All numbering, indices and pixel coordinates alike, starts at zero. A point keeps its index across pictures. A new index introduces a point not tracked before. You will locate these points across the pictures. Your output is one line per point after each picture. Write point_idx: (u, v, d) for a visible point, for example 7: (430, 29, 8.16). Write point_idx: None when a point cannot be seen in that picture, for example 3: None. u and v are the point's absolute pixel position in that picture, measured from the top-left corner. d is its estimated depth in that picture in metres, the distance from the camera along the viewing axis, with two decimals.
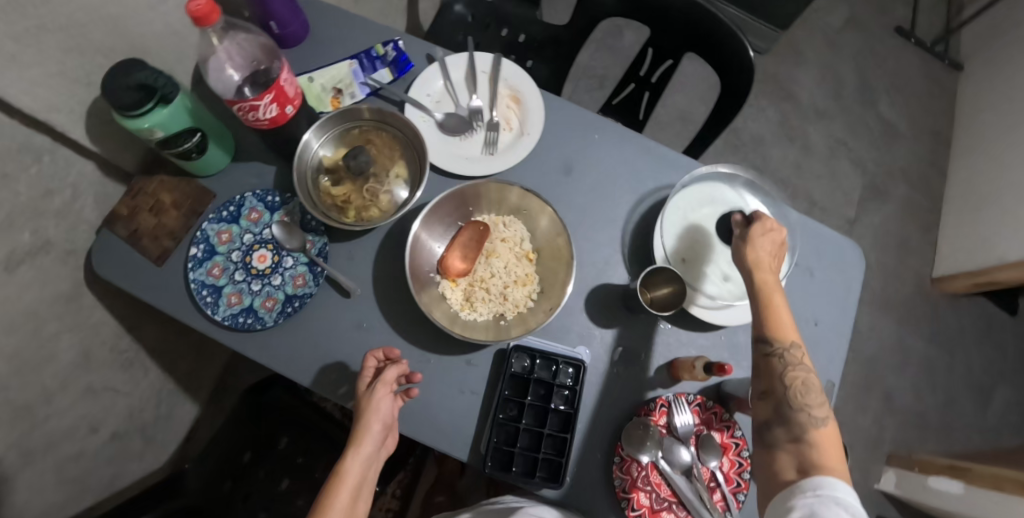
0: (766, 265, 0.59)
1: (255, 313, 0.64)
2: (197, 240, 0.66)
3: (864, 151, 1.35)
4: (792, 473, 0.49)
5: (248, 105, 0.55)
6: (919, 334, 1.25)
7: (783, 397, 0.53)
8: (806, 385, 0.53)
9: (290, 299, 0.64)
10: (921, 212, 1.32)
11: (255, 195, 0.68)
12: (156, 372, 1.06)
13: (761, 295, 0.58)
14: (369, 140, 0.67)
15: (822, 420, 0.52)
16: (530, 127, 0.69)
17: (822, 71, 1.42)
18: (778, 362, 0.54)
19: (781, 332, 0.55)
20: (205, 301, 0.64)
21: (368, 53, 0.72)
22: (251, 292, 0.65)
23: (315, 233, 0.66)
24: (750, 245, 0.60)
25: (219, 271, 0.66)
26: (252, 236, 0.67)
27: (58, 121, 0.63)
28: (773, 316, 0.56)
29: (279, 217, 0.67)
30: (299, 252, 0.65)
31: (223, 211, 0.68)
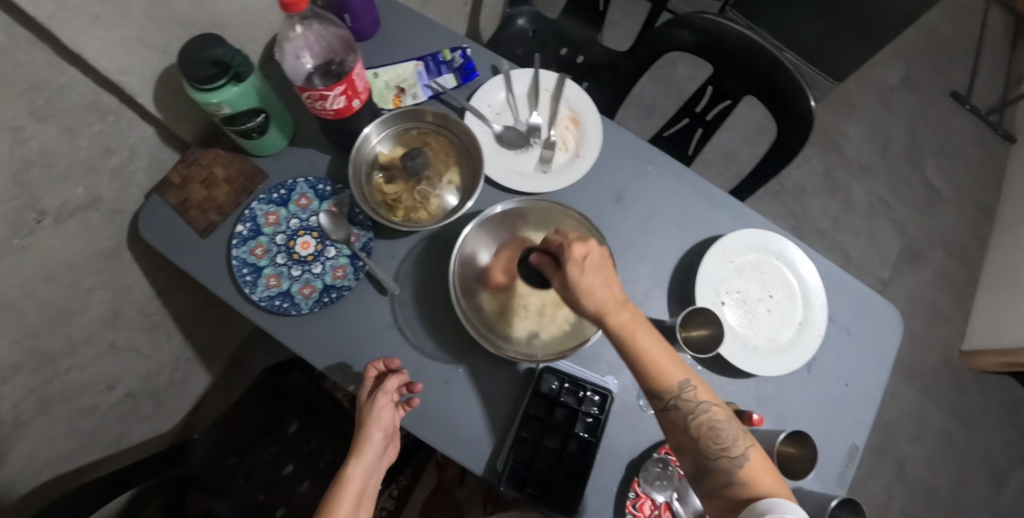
0: (613, 313, 0.51)
1: (291, 298, 0.64)
2: (245, 218, 0.67)
3: (906, 213, 1.33)
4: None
5: (318, 95, 0.55)
6: (940, 407, 1.22)
7: (697, 448, 0.53)
8: (713, 428, 0.52)
9: (327, 289, 0.64)
10: (958, 282, 1.29)
11: (307, 182, 0.69)
12: (177, 339, 1.07)
13: (629, 350, 0.53)
14: (426, 142, 0.67)
15: (740, 456, 0.51)
16: (587, 150, 0.70)
17: (872, 128, 1.41)
18: (678, 417, 0.53)
19: (666, 382, 0.53)
20: (244, 279, 0.65)
21: (435, 57, 0.73)
22: (290, 277, 0.65)
23: (361, 227, 0.66)
24: (580, 297, 0.51)
25: (262, 251, 0.67)
26: (299, 221, 0.68)
27: (129, 84, 0.65)
28: (650, 372, 0.52)
29: (328, 207, 0.68)
30: (342, 244, 0.66)
31: (274, 193, 0.69)
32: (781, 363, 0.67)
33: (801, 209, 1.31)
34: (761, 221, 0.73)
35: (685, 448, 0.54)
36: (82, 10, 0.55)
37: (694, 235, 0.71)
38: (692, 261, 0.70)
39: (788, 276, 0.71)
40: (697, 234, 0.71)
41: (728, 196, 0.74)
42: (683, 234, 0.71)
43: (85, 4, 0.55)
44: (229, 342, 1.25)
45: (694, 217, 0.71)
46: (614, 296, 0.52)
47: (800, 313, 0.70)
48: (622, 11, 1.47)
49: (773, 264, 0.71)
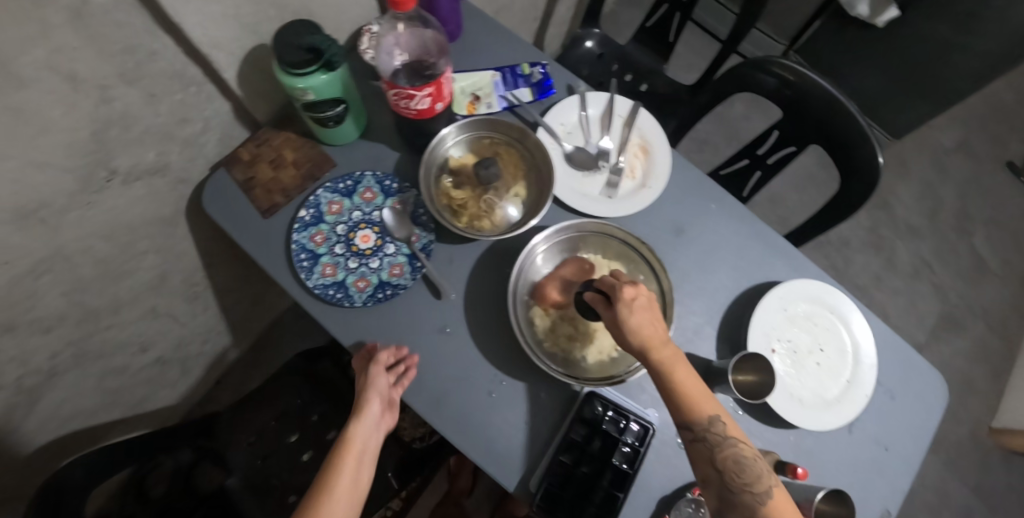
0: (655, 347, 0.53)
1: (345, 289, 0.65)
2: (309, 204, 0.67)
3: (948, 279, 1.31)
4: None
5: (405, 93, 0.56)
6: (962, 481, 1.19)
7: (721, 482, 0.51)
8: (738, 464, 0.51)
9: (383, 285, 0.65)
10: (995, 357, 1.26)
11: (374, 176, 0.70)
12: (213, 311, 1.08)
13: (666, 378, 0.53)
14: (497, 152, 0.68)
15: (764, 496, 0.50)
16: (653, 180, 0.69)
17: (923, 189, 1.39)
18: (704, 449, 0.52)
19: (696, 412, 0.53)
20: (301, 264, 0.65)
21: (514, 70, 0.74)
22: (346, 268, 0.66)
23: (424, 229, 0.67)
24: (627, 328, 0.53)
25: (321, 239, 0.67)
26: (362, 214, 0.68)
27: (218, 59, 0.66)
28: (683, 402, 0.53)
29: (392, 203, 0.68)
30: (402, 242, 0.67)
31: (340, 183, 0.69)
32: (826, 420, 0.66)
33: (843, 262, 1.30)
34: (818, 272, 0.72)
35: (708, 480, 0.52)
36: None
37: (750, 278, 0.70)
38: (746, 305, 0.69)
39: (842, 332, 0.70)
40: (753, 278, 0.70)
41: (789, 244, 0.73)
42: (740, 276, 0.70)
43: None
44: (260, 319, 1.27)
45: (751, 260, 0.71)
46: (657, 333, 0.54)
47: (851, 372, 0.68)
48: (683, 42, 1.48)
49: (829, 318, 0.70)
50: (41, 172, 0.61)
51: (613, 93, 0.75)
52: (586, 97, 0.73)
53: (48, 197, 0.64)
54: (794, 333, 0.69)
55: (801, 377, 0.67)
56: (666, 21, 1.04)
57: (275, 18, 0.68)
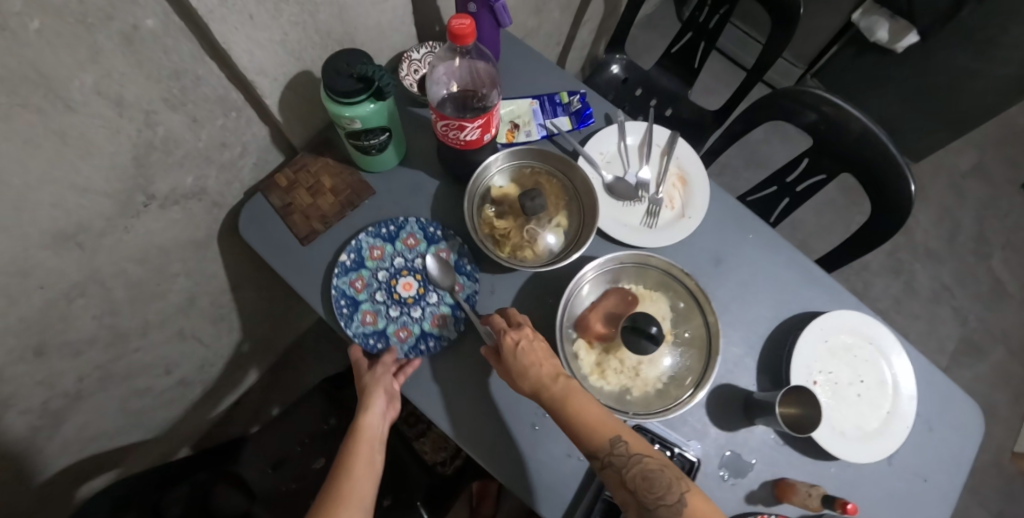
0: (544, 382, 0.55)
1: (387, 338, 0.64)
2: (351, 248, 0.66)
3: (967, 303, 1.31)
4: None
5: (457, 124, 0.56)
6: (985, 507, 1.18)
7: (638, 504, 0.51)
8: (647, 479, 0.51)
9: (424, 335, 0.64)
10: (1016, 381, 1.26)
11: (418, 222, 0.69)
12: (236, 331, 1.07)
13: (561, 414, 0.54)
14: (539, 182, 0.68)
15: (678, 506, 0.50)
16: (692, 210, 0.71)
17: (940, 213, 1.40)
18: (614, 476, 0.52)
19: (598, 440, 0.53)
20: (340, 312, 0.64)
21: (552, 98, 0.75)
22: (387, 317, 0.65)
23: (467, 277, 0.67)
24: (512, 371, 0.55)
25: (361, 284, 0.66)
26: (403, 260, 0.68)
27: (262, 85, 0.66)
28: (581, 432, 0.53)
29: (435, 251, 0.68)
30: (445, 291, 0.66)
31: (382, 228, 0.68)
32: (868, 454, 0.65)
33: (863, 286, 1.30)
34: (856, 303, 0.72)
35: (626, 503, 0.52)
36: (240, 9, 0.56)
37: (790, 310, 0.70)
38: (787, 335, 0.69)
39: (880, 363, 0.69)
40: (792, 309, 0.70)
41: (827, 275, 0.73)
42: (778, 306, 0.70)
43: (243, 4, 0.56)
44: (281, 340, 1.26)
45: (788, 289, 0.71)
46: (546, 369, 0.55)
47: (891, 404, 0.67)
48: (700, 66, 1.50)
49: (868, 350, 0.69)
50: (82, 197, 0.61)
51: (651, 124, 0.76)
52: (625, 126, 0.74)
53: (86, 221, 0.63)
54: (831, 365, 0.68)
55: (842, 411, 0.67)
56: (691, 48, 1.07)
57: (318, 46, 0.68)
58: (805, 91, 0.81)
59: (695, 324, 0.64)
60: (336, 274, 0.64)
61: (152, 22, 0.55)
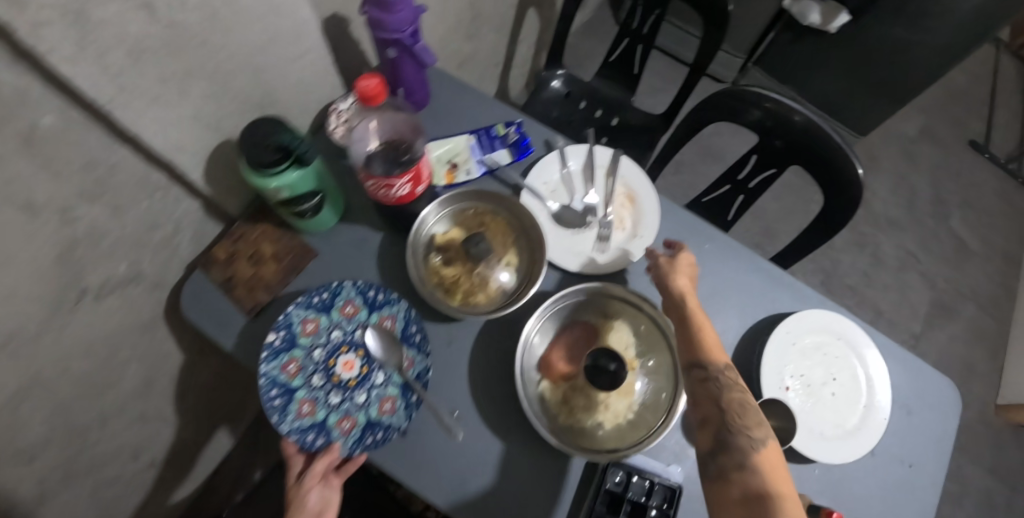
0: (681, 294, 0.59)
1: (327, 432, 0.58)
2: (280, 326, 0.61)
3: (934, 266, 1.33)
4: (737, 494, 0.45)
5: (385, 183, 0.54)
6: (976, 464, 1.21)
7: (723, 422, 0.50)
8: (743, 406, 0.50)
9: (371, 425, 0.59)
10: (989, 336, 1.28)
11: (355, 286, 0.64)
12: (205, 401, 1.03)
13: (695, 318, 0.57)
14: (483, 222, 0.66)
15: (762, 442, 0.47)
16: (643, 229, 0.69)
17: (896, 181, 1.42)
18: (714, 387, 0.52)
19: (711, 353, 0.54)
20: (272, 405, 0.58)
21: (488, 131, 0.73)
22: (327, 405, 0.59)
23: (417, 349, 0.62)
24: (677, 273, 0.61)
25: (295, 368, 0.61)
26: (342, 333, 0.63)
27: (182, 163, 0.63)
28: (704, 339, 0.55)
29: (376, 318, 0.64)
30: (392, 370, 0.62)
31: (315, 298, 0.63)
32: (849, 453, 0.64)
33: (831, 264, 1.32)
34: (818, 299, 0.72)
35: (709, 417, 0.51)
36: (143, 93, 0.53)
37: (755, 316, 0.70)
38: (754, 342, 0.69)
39: (850, 356, 0.69)
40: (756, 314, 0.70)
41: (786, 274, 0.72)
42: (742, 314, 0.70)
43: (145, 87, 0.53)
44: (258, 400, 1.23)
45: (750, 294, 0.70)
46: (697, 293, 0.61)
47: (865, 397, 0.67)
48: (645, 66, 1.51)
49: (837, 346, 0.69)
50: (6, 308, 0.57)
51: (593, 144, 0.75)
52: (566, 153, 0.73)
53: (15, 330, 0.60)
54: (801, 367, 0.68)
55: (819, 415, 0.66)
56: (629, 53, 1.06)
57: (239, 113, 0.66)
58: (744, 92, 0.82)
59: (657, 344, 0.63)
60: (264, 360, 0.59)
61: (50, 119, 0.52)
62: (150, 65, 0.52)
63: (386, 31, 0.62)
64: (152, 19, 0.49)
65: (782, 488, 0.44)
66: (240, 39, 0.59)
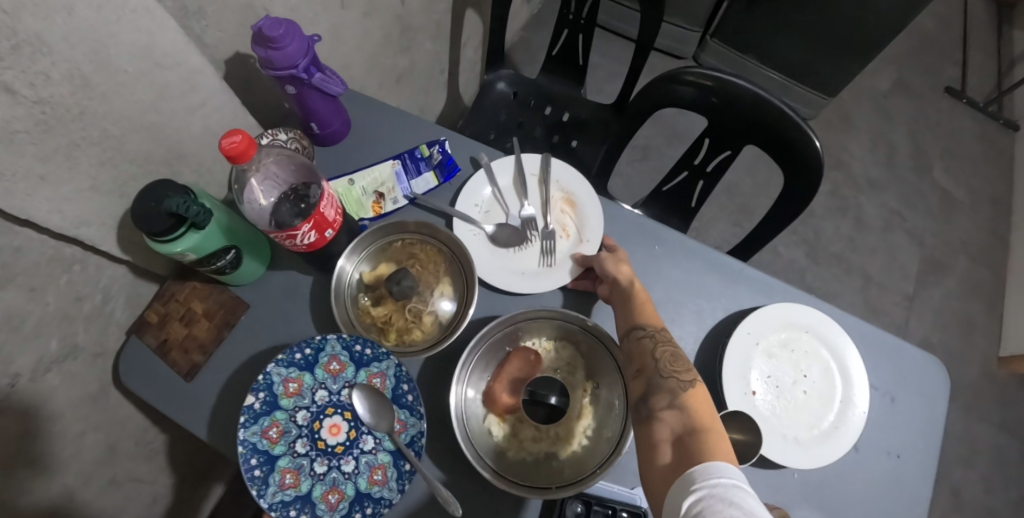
0: (617, 271, 0.59)
1: (312, 507, 0.53)
2: (259, 387, 0.55)
3: (921, 222, 1.28)
4: (667, 434, 0.44)
5: (284, 234, 0.52)
6: (987, 421, 1.17)
7: (654, 369, 0.50)
8: (676, 356, 0.50)
9: (360, 498, 0.53)
10: (985, 288, 1.24)
11: (340, 340, 0.58)
12: (183, 457, 1.01)
13: (634, 288, 0.57)
14: (412, 253, 0.63)
15: (690, 382, 0.47)
16: (588, 233, 0.66)
17: (873, 138, 1.36)
18: (648, 342, 0.52)
19: (649, 316, 0.55)
20: (252, 477, 0.52)
21: (412, 153, 0.70)
22: (312, 474, 0.54)
23: (409, 411, 0.57)
24: (615, 254, 0.61)
25: (277, 433, 0.56)
26: (327, 393, 0.58)
27: (89, 235, 0.60)
28: (642, 302, 0.56)
29: (364, 375, 0.58)
30: (384, 435, 0.56)
31: (298, 354, 0.58)
32: (828, 454, 0.61)
33: (814, 233, 1.26)
34: (780, 290, 0.68)
35: (643, 369, 0.51)
36: (23, 174, 0.49)
37: (713, 317, 0.66)
38: (714, 345, 0.65)
39: (821, 349, 0.65)
40: (715, 314, 0.66)
41: (746, 266, 0.68)
42: (700, 316, 0.66)
43: (27, 168, 0.50)
44: None
45: (706, 292, 0.67)
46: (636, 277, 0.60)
47: (841, 391, 0.63)
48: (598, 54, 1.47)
49: (805, 340, 0.65)
50: None
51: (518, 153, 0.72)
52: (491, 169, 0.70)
53: None
54: (767, 366, 0.64)
55: (791, 416, 0.62)
56: (571, 45, 1.00)
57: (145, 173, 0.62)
58: (666, 86, 0.77)
59: (604, 364, 0.60)
60: (242, 426, 0.54)
61: None
62: (26, 144, 0.49)
63: (278, 69, 0.60)
64: (16, 100, 0.46)
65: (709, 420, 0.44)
66: (124, 99, 0.56)
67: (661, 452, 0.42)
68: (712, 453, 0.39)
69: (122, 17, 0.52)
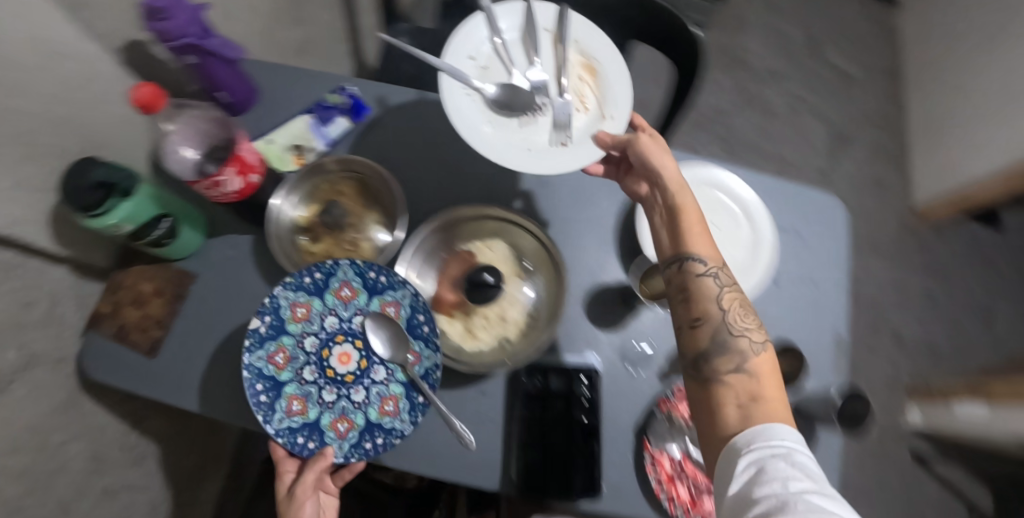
0: (670, 181, 0.60)
1: (321, 434, 0.57)
2: (266, 311, 0.57)
3: (825, 103, 1.38)
4: (731, 407, 0.48)
5: (210, 182, 0.56)
6: (912, 268, 1.30)
7: (721, 319, 0.53)
8: (743, 310, 0.54)
9: (370, 427, 0.58)
10: (888, 151, 1.37)
11: (353, 267, 0.60)
12: (171, 460, 1.01)
13: (686, 221, 0.58)
14: (338, 191, 0.67)
15: (761, 346, 0.52)
16: (610, 108, 0.64)
17: (768, 34, 1.45)
18: (714, 284, 0.54)
19: (711, 251, 0.56)
20: (260, 401, 0.55)
21: (322, 104, 0.72)
22: (320, 402, 0.58)
23: (424, 343, 0.60)
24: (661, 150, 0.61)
25: (283, 359, 0.58)
26: (337, 319, 0.61)
27: (22, 233, 0.60)
28: (703, 233, 0.57)
29: (377, 304, 0.61)
30: (396, 365, 0.60)
31: (306, 279, 0.59)
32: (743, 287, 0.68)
33: (730, 129, 1.34)
34: (683, 159, 0.75)
35: (707, 315, 0.53)
36: None
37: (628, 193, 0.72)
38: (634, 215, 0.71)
39: (725, 200, 0.72)
40: None
41: None
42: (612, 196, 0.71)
43: None
44: (228, 443, 1.21)
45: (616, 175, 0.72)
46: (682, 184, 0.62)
47: (750, 232, 0.71)
48: None
49: (711, 194, 0.73)
50: None
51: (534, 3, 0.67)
52: (497, 21, 0.67)
53: None
54: None
55: None
56: None
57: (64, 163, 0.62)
58: None
59: (531, 250, 0.65)
60: (250, 350, 0.56)
61: None
62: None
63: (173, 40, 0.61)
64: None
65: (775, 389, 0.49)
66: (31, 94, 0.57)
67: (728, 411, 0.48)
68: (779, 422, 0.46)
69: (15, 10, 0.52)
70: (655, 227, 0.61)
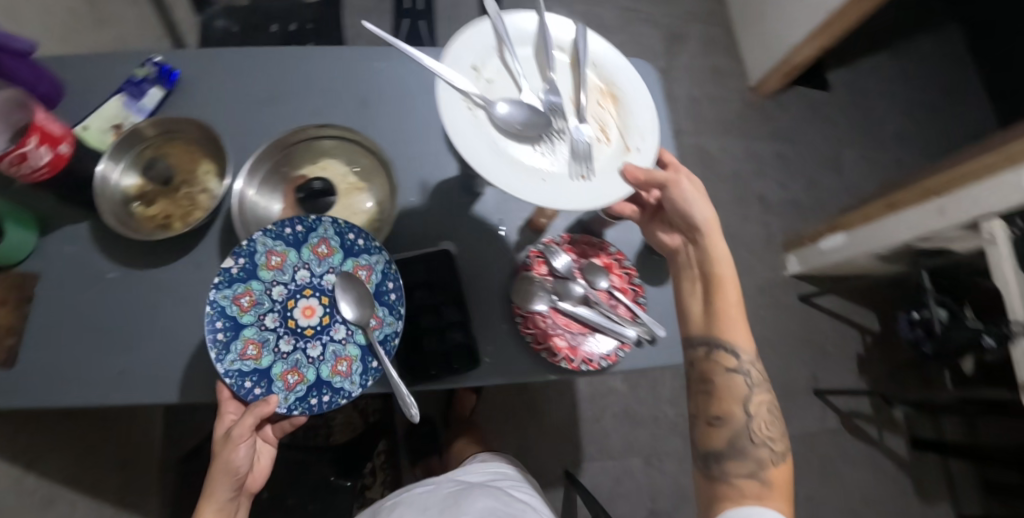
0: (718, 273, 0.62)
1: (268, 382, 0.57)
2: (243, 252, 0.57)
3: (654, 11, 1.51)
4: (731, 503, 0.57)
5: (14, 155, 0.55)
6: (763, 138, 1.45)
7: (743, 424, 0.60)
8: (766, 421, 0.61)
9: (319, 384, 0.58)
10: (719, 41, 1.52)
11: (335, 226, 0.61)
12: (85, 501, 0.96)
13: (723, 319, 0.62)
14: (164, 153, 0.68)
15: (777, 456, 0.59)
16: (637, 142, 0.56)
17: None
18: (740, 383, 0.61)
19: (747, 348, 0.62)
20: (217, 339, 0.56)
21: (131, 80, 0.71)
22: (276, 351, 0.59)
23: (388, 310, 0.62)
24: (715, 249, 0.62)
25: (249, 301, 0.59)
26: (309, 274, 0.62)
27: None
28: (741, 331, 0.62)
29: (352, 267, 0.62)
30: (361, 327, 0.61)
31: (286, 231, 0.60)
32: None
33: None
34: None
35: (729, 414, 0.60)
36: None
37: None
38: None
39: None
40: None
41: None
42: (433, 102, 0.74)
43: None
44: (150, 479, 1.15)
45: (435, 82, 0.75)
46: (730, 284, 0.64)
47: None
48: None
49: None
50: None
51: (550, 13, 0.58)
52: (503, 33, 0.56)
53: None
54: None
55: None
56: None
57: None
58: None
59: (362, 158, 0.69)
60: (217, 287, 0.56)
61: None
62: None
63: None
64: None
65: (781, 496, 0.57)
66: None
67: (726, 504, 0.57)
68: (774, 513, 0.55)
69: None
70: (686, 296, 0.65)
